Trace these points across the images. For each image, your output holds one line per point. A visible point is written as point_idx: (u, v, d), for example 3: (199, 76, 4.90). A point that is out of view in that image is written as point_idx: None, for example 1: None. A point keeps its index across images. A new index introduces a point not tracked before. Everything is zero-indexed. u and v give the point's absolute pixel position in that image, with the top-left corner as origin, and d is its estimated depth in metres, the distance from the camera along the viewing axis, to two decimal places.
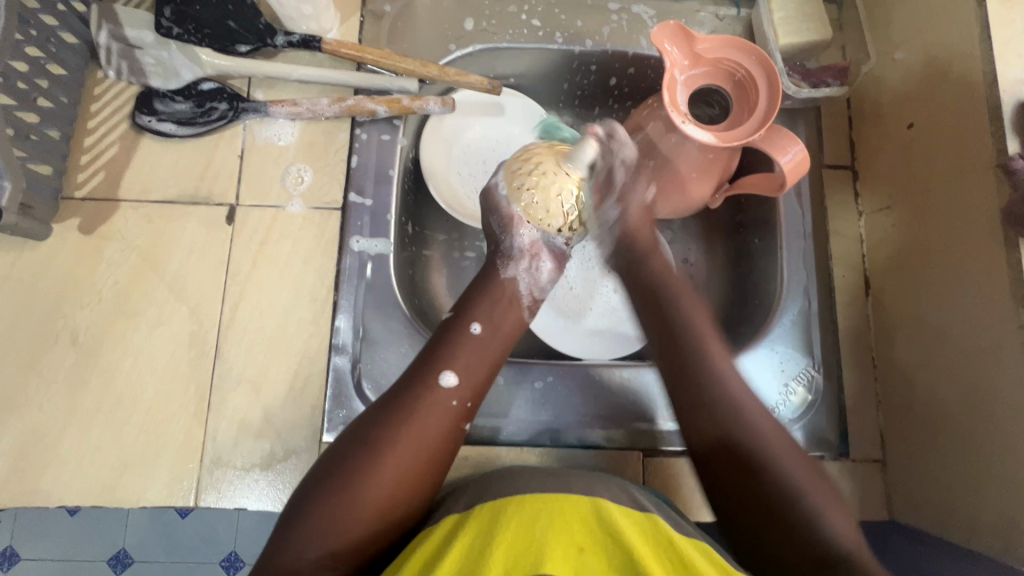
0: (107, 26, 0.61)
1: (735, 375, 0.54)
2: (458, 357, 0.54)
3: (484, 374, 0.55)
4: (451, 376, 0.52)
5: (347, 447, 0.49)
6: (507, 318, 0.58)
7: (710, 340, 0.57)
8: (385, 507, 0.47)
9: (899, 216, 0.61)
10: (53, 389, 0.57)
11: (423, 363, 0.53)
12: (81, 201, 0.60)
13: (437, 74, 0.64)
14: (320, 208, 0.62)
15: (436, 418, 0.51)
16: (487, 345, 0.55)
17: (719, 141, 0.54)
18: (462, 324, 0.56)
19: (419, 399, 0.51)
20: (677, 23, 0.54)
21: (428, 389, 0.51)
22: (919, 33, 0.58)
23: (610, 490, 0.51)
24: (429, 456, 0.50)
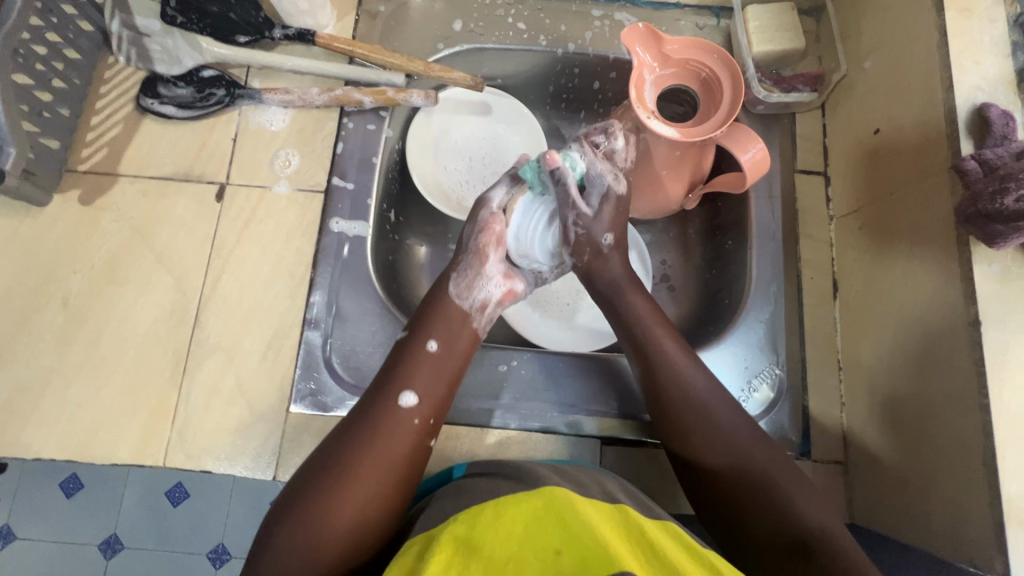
0: (120, 15, 0.66)
1: (706, 384, 0.54)
2: (417, 374, 0.54)
3: (443, 388, 0.55)
4: (410, 395, 0.53)
5: (311, 475, 0.48)
6: (464, 331, 0.58)
7: (670, 346, 0.56)
8: (355, 529, 0.47)
9: (866, 219, 0.62)
10: (41, 348, 0.60)
11: (380, 383, 0.54)
12: (84, 174, 0.64)
13: (421, 69, 0.67)
14: (304, 190, 0.65)
15: (399, 441, 0.51)
16: (443, 359, 0.56)
17: (682, 136, 0.56)
18: (419, 338, 0.56)
19: (381, 421, 0.51)
20: (646, 26, 0.57)
21: (386, 410, 0.52)
22: (886, 42, 0.59)
23: (584, 486, 0.51)
24: (396, 472, 0.50)
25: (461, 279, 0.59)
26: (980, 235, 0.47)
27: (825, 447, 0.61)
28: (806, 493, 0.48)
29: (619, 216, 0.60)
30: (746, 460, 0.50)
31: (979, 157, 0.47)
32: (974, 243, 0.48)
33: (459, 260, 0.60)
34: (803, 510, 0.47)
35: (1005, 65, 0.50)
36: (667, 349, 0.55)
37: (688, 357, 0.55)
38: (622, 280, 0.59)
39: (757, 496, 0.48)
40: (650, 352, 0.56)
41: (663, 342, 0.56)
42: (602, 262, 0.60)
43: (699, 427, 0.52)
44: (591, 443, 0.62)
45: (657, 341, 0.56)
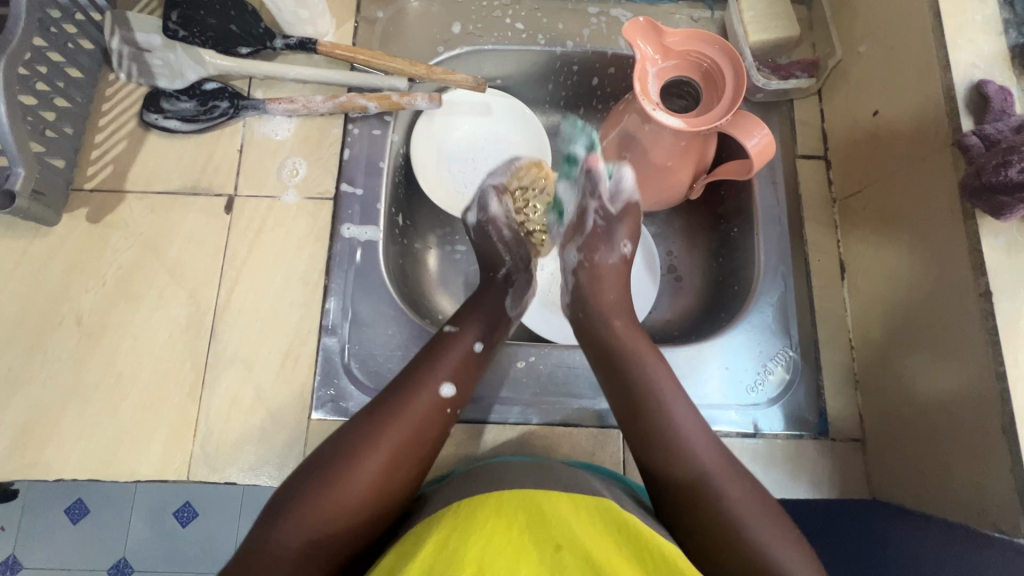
0: (121, 32, 0.66)
1: (683, 409, 0.56)
2: (456, 358, 0.57)
3: (476, 377, 0.58)
4: (447, 386, 0.55)
5: (345, 443, 0.51)
6: (500, 325, 0.61)
7: (659, 374, 0.57)
8: (380, 492, 0.49)
9: (870, 199, 0.63)
10: (57, 368, 0.59)
11: (423, 362, 0.56)
12: (90, 192, 0.64)
13: (424, 74, 0.68)
14: (313, 197, 0.66)
15: (433, 418, 0.54)
16: (479, 347, 0.59)
17: (688, 127, 0.57)
18: (460, 332, 0.59)
19: (416, 404, 0.53)
20: (647, 20, 0.57)
21: (425, 386, 0.55)
22: (880, 25, 0.61)
23: (564, 481, 0.51)
24: (419, 458, 0.52)
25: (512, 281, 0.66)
26: (986, 208, 0.48)
27: (842, 426, 0.62)
28: (758, 505, 0.50)
29: (634, 230, 0.68)
30: (705, 475, 0.51)
31: (980, 132, 0.49)
32: (980, 216, 0.49)
33: (490, 265, 0.67)
34: (766, 543, 0.47)
35: (999, 43, 0.52)
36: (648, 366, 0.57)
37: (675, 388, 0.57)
38: (613, 307, 0.63)
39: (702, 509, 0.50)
40: (632, 379, 0.57)
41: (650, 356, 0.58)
42: (598, 280, 0.65)
43: (666, 442, 0.53)
44: (612, 433, 0.62)
45: (644, 375, 0.57)
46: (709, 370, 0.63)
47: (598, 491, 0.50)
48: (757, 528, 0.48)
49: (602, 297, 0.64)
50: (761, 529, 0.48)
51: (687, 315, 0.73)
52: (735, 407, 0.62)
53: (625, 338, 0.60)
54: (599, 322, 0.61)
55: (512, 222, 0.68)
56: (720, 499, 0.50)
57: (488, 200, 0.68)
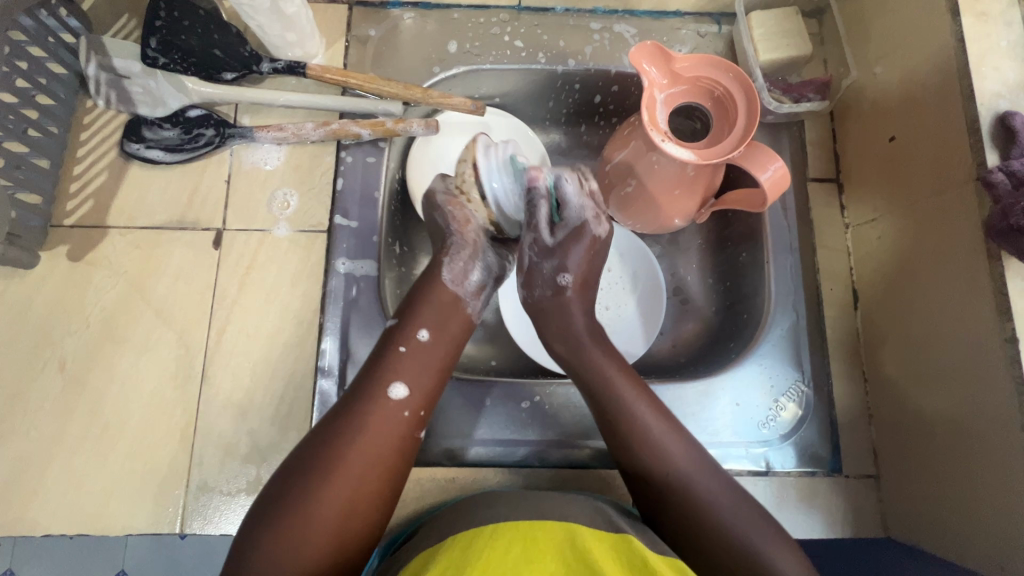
0: (96, 57, 0.62)
1: (651, 413, 0.53)
2: (405, 364, 0.52)
3: (432, 375, 0.53)
4: (400, 388, 0.51)
5: (300, 469, 0.48)
6: (454, 317, 0.56)
7: (625, 387, 0.54)
8: (351, 515, 0.47)
9: (885, 228, 0.61)
10: (40, 416, 0.57)
11: (369, 374, 0.52)
12: (70, 229, 0.61)
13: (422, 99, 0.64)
14: (306, 230, 0.63)
15: (390, 428, 0.50)
16: (432, 348, 0.54)
17: (699, 159, 0.54)
18: (409, 325, 0.54)
19: (370, 413, 0.50)
20: (654, 43, 0.54)
21: (375, 400, 0.50)
22: (899, 47, 0.58)
23: (583, 512, 0.50)
24: (384, 466, 0.49)
25: (454, 264, 0.57)
26: (1013, 250, 0.45)
27: (855, 462, 0.61)
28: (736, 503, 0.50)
29: (590, 262, 0.60)
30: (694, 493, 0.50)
31: (1006, 167, 0.46)
32: (1006, 257, 0.47)
33: (448, 246, 0.57)
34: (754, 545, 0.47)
35: None
36: (613, 378, 0.54)
37: (644, 397, 0.54)
38: (583, 332, 0.58)
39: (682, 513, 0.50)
40: (602, 394, 0.54)
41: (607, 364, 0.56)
42: (563, 305, 0.58)
43: (642, 450, 0.52)
44: (622, 474, 0.60)
45: (608, 381, 0.54)
46: (719, 405, 0.61)
47: (620, 526, 0.49)
48: (737, 520, 0.48)
49: (574, 316, 0.58)
50: (756, 536, 0.48)
51: (695, 342, 0.71)
52: (746, 445, 0.60)
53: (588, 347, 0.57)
54: (566, 331, 0.57)
55: (459, 194, 0.59)
56: (698, 497, 0.50)
57: (440, 179, 0.61)
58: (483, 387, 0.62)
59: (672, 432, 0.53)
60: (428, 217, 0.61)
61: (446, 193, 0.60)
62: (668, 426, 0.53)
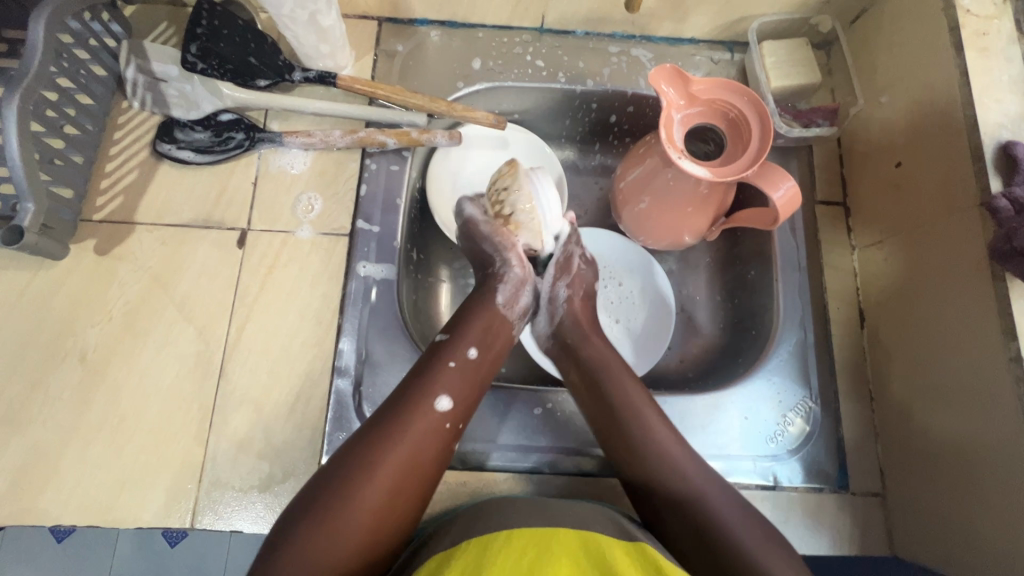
0: (135, 60, 0.64)
1: (673, 440, 0.55)
2: (453, 379, 0.54)
3: (475, 395, 0.56)
4: (446, 400, 0.53)
5: (344, 463, 0.49)
6: (498, 337, 0.59)
7: (646, 409, 0.56)
8: (386, 519, 0.48)
9: (890, 250, 0.62)
10: (59, 406, 0.57)
11: (418, 382, 0.54)
12: (99, 224, 0.63)
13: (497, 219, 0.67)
14: (328, 233, 0.64)
15: (433, 440, 0.52)
16: (481, 367, 0.56)
17: (713, 175, 0.56)
18: (459, 343, 0.56)
19: (416, 419, 0.51)
20: (673, 66, 0.57)
21: (422, 407, 0.52)
22: (905, 78, 0.61)
23: (598, 520, 0.51)
24: (422, 471, 0.50)
25: (508, 290, 0.61)
26: (1017, 272, 0.47)
27: (861, 479, 0.61)
28: (750, 526, 0.50)
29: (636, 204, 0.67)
30: (699, 509, 0.51)
31: (1009, 195, 0.48)
32: (1010, 279, 0.48)
33: (500, 272, 0.62)
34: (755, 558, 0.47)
35: None
36: (633, 396, 0.57)
37: (665, 424, 0.56)
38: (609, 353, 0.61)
39: (715, 543, 0.49)
40: (625, 421, 0.56)
41: (627, 380, 0.58)
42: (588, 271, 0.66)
43: (656, 466, 0.54)
44: None
45: (634, 406, 0.56)
46: (728, 418, 0.62)
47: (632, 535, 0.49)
48: (754, 553, 0.48)
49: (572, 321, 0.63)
50: (753, 545, 0.48)
51: (701, 357, 0.72)
52: (754, 458, 0.61)
53: (634, 397, 0.57)
54: (600, 362, 0.60)
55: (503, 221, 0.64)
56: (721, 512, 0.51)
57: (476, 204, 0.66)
58: (497, 393, 0.63)
59: (686, 455, 0.54)
60: (472, 244, 0.65)
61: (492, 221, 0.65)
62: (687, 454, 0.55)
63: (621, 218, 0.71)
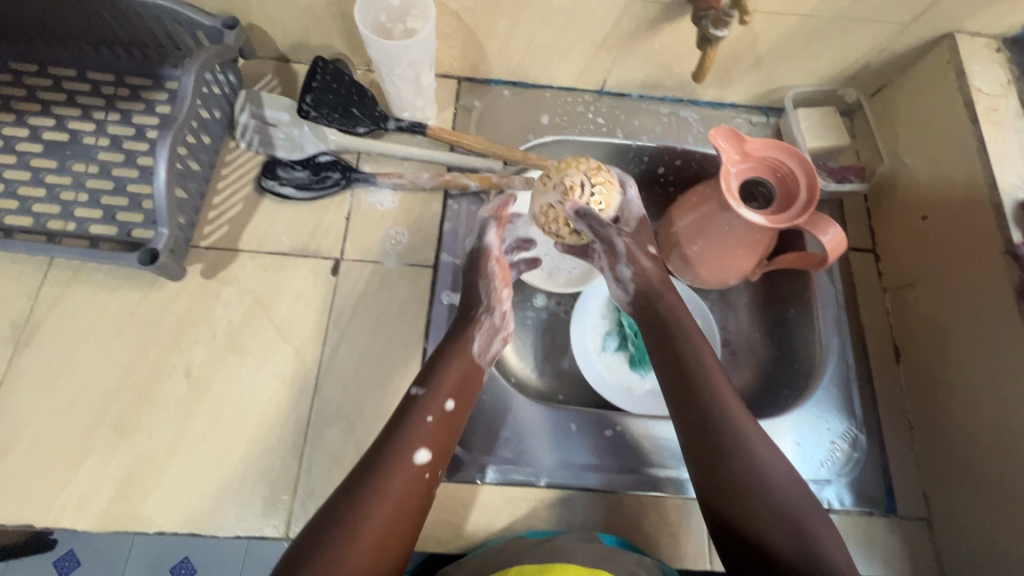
0: (250, 107, 0.73)
1: (760, 441, 0.54)
2: (429, 433, 0.56)
3: (449, 444, 0.58)
4: (423, 452, 0.55)
5: (326, 526, 0.49)
6: (471, 388, 0.61)
7: (727, 394, 0.57)
8: (380, 561, 0.49)
9: (922, 292, 0.70)
10: (164, 417, 0.61)
11: (392, 438, 0.55)
12: (206, 250, 0.69)
13: (587, 181, 0.65)
14: (415, 264, 0.71)
15: (411, 490, 0.53)
16: (455, 418, 0.58)
17: (768, 222, 0.64)
18: (434, 397, 0.58)
19: (394, 474, 0.53)
20: (730, 128, 0.66)
21: (399, 462, 0.54)
22: (927, 144, 0.70)
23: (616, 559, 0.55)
24: (403, 525, 0.52)
25: (481, 339, 0.63)
26: None
27: (909, 505, 0.66)
28: (830, 530, 0.50)
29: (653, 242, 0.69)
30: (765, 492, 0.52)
31: None
32: None
33: (477, 319, 0.64)
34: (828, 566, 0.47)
35: None
36: (705, 358, 0.59)
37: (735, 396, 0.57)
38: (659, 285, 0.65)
39: (764, 535, 0.50)
40: (711, 404, 0.56)
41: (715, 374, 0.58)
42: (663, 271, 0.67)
43: (734, 463, 0.53)
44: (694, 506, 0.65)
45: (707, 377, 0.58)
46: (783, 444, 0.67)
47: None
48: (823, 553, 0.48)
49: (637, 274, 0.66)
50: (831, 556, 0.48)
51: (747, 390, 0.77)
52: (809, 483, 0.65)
53: (707, 361, 0.59)
54: (670, 318, 0.63)
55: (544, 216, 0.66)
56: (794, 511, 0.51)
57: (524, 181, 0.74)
58: (572, 416, 0.67)
59: (765, 442, 0.55)
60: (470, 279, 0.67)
61: (500, 263, 0.68)
62: (766, 441, 0.55)
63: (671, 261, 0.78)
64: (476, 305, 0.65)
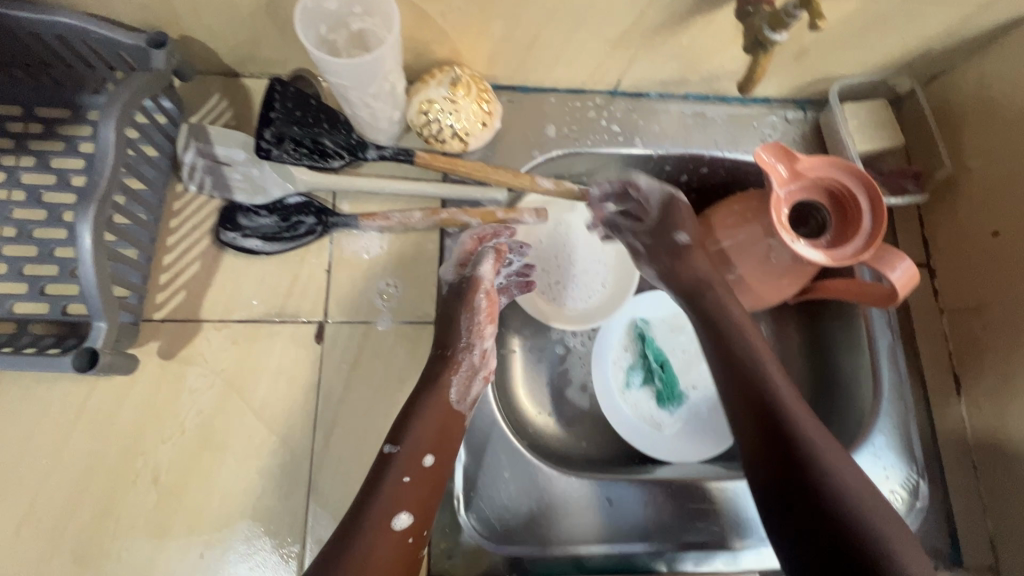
0: (196, 144, 0.60)
1: (812, 423, 0.51)
2: (409, 493, 0.49)
3: (432, 501, 0.50)
4: (403, 517, 0.48)
5: None
6: (454, 436, 0.53)
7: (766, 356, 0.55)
8: None
9: (989, 319, 0.62)
10: (133, 534, 0.52)
11: (367, 505, 0.48)
12: (162, 324, 0.57)
13: (446, 95, 0.58)
14: (413, 322, 0.60)
15: (396, 560, 0.47)
16: (437, 473, 0.51)
17: (828, 259, 0.54)
18: (408, 455, 0.50)
19: (372, 546, 0.46)
20: (779, 145, 0.56)
21: (377, 533, 0.46)
22: (999, 148, 0.60)
23: None
24: None
25: (460, 384, 0.54)
26: None
27: (974, 555, 0.60)
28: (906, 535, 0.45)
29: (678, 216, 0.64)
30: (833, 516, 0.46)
31: None
32: None
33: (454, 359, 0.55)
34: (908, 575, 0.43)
35: None
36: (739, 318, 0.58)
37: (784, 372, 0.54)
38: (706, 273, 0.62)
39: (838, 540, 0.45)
40: (747, 366, 0.54)
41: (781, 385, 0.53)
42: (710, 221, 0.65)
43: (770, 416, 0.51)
44: None
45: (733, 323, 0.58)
46: None
47: None
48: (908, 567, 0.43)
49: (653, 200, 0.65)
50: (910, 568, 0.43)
51: None
52: None
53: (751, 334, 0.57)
54: (710, 312, 0.59)
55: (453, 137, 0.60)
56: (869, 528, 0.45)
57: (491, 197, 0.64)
58: (605, 487, 0.58)
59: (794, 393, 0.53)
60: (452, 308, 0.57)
61: (489, 296, 0.58)
62: (822, 435, 0.50)
63: None
64: (451, 347, 0.56)
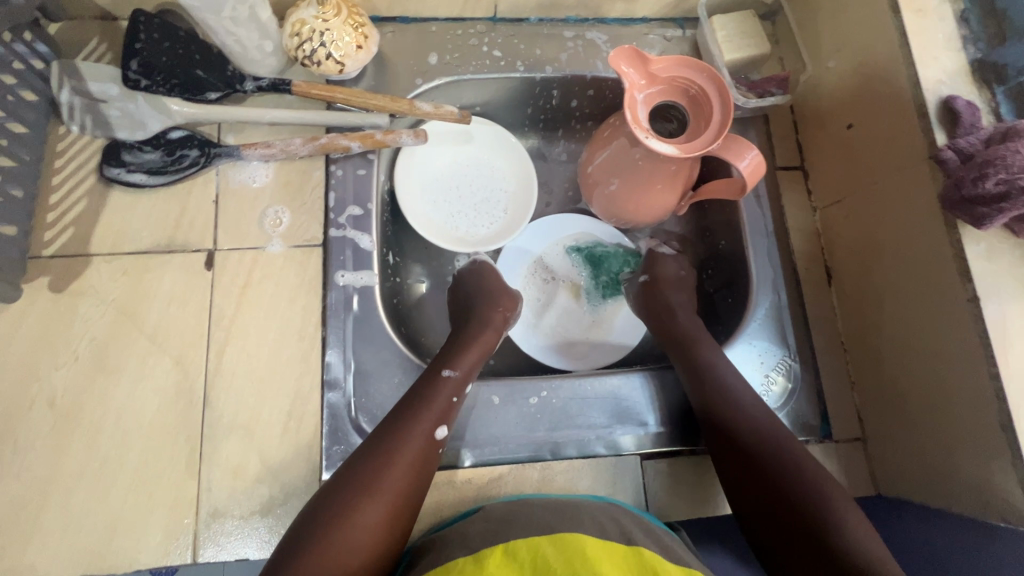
0: (70, 82, 0.61)
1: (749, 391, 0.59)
2: (443, 405, 0.55)
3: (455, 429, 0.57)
4: (441, 428, 0.54)
5: (336, 495, 0.47)
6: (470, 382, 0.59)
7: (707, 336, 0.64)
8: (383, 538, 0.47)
9: (850, 209, 0.65)
10: (33, 456, 0.54)
11: (409, 408, 0.54)
12: (50, 259, 0.59)
13: (315, 14, 0.59)
14: (301, 245, 0.62)
15: (422, 463, 0.51)
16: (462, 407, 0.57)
17: (681, 152, 0.57)
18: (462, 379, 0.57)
19: (405, 442, 0.51)
20: (632, 48, 0.58)
21: (411, 432, 0.52)
22: (848, 44, 0.63)
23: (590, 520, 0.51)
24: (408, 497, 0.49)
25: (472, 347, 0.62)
26: (969, 218, 0.50)
27: (844, 427, 0.65)
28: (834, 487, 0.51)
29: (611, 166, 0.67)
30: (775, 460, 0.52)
31: (954, 146, 0.51)
32: (962, 226, 0.52)
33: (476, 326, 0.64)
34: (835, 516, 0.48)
35: (961, 59, 0.55)
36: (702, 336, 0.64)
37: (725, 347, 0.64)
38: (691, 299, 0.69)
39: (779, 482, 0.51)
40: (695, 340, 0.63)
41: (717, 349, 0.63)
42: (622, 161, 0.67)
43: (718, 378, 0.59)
44: (633, 461, 0.62)
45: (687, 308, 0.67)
46: None
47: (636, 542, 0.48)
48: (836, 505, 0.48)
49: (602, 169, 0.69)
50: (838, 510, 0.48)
51: None
52: None
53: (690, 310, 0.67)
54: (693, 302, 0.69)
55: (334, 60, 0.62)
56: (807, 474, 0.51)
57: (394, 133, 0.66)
58: (493, 387, 0.62)
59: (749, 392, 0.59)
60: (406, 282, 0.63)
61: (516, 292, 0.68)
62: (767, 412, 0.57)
63: (594, 203, 0.72)
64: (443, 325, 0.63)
